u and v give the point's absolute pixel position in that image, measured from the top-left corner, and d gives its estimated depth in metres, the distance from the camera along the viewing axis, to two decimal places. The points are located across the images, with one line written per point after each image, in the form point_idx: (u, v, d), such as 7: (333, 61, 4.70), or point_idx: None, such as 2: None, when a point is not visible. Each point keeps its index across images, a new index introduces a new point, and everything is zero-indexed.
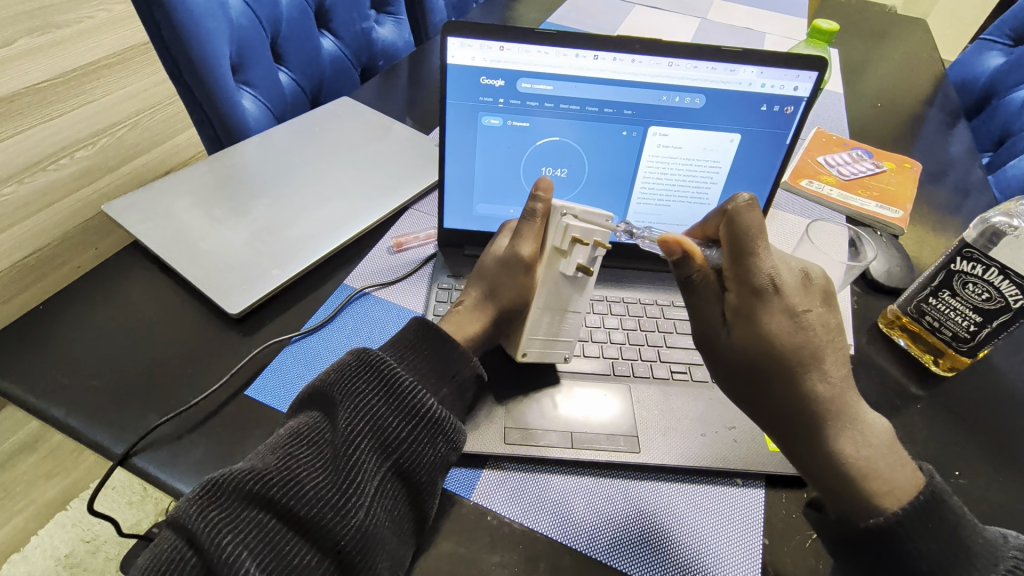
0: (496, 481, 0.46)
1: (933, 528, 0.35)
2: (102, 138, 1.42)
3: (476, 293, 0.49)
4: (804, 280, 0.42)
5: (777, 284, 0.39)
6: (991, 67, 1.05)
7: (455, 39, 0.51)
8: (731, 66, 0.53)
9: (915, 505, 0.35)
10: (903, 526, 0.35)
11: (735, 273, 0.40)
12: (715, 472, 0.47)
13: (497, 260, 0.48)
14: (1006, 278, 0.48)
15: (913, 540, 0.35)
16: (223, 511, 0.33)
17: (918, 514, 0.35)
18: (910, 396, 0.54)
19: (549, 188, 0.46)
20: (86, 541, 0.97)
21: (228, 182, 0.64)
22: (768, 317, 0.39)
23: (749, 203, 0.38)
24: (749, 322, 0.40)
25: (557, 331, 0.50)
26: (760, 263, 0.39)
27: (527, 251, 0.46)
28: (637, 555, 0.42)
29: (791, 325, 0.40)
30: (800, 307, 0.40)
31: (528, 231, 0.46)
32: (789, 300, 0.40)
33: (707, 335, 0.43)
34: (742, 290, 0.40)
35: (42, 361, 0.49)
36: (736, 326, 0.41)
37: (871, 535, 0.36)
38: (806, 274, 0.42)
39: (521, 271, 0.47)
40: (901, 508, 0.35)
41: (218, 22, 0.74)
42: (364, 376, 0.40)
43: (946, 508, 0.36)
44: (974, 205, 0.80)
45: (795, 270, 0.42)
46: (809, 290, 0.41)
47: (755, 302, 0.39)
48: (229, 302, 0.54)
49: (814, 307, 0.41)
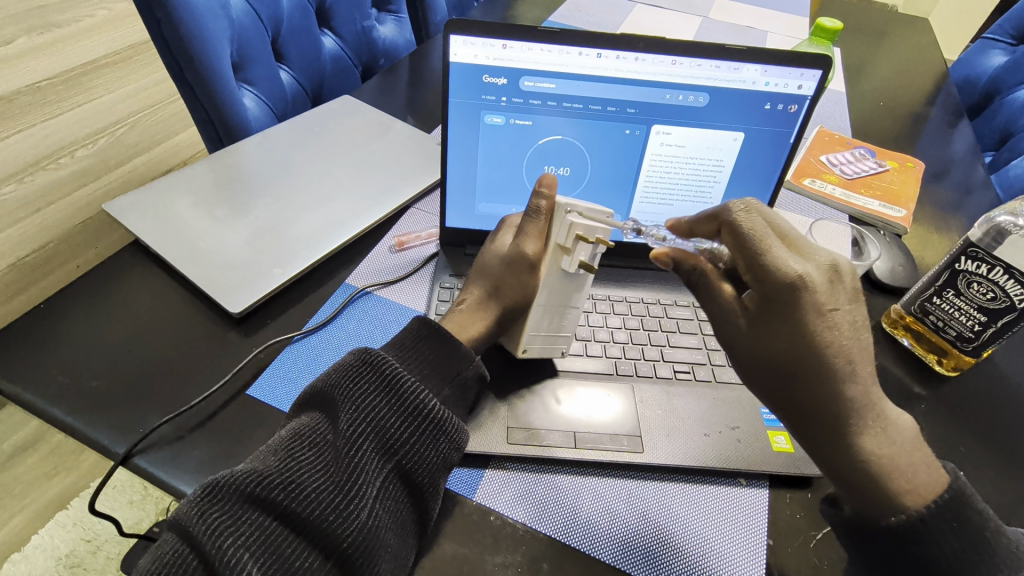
0: (498, 481, 0.45)
1: (957, 527, 0.34)
2: (102, 138, 1.42)
3: (480, 293, 0.49)
4: (833, 276, 0.40)
5: (805, 282, 0.39)
6: (993, 66, 1.04)
7: (457, 37, 0.51)
8: (734, 65, 0.53)
9: (938, 505, 0.35)
10: (926, 525, 0.35)
11: (750, 269, 0.40)
12: (719, 473, 0.47)
13: (502, 258, 0.48)
14: (1011, 277, 0.48)
15: (938, 540, 0.34)
16: (224, 513, 0.33)
17: (941, 513, 0.35)
18: (914, 396, 0.54)
19: (553, 184, 0.46)
20: (87, 541, 0.97)
21: (229, 181, 0.63)
22: (794, 312, 0.39)
23: (743, 210, 0.41)
24: (774, 318, 0.40)
25: (556, 328, 0.50)
26: (777, 261, 0.39)
27: (533, 250, 0.46)
28: (640, 555, 0.42)
29: (817, 317, 0.39)
30: (829, 307, 0.39)
31: (533, 229, 0.46)
32: (819, 293, 0.39)
33: (727, 336, 0.43)
34: (764, 288, 0.40)
35: (43, 361, 0.49)
36: (763, 321, 0.40)
37: (893, 533, 0.35)
38: (835, 268, 0.41)
39: (526, 270, 0.47)
40: (924, 508, 0.35)
41: (219, 21, 0.74)
42: (365, 377, 0.39)
43: (970, 507, 0.35)
44: (977, 204, 0.80)
45: (823, 265, 0.40)
46: (839, 289, 0.40)
47: (787, 306, 0.39)
48: (230, 301, 0.53)
49: (843, 304, 0.40)
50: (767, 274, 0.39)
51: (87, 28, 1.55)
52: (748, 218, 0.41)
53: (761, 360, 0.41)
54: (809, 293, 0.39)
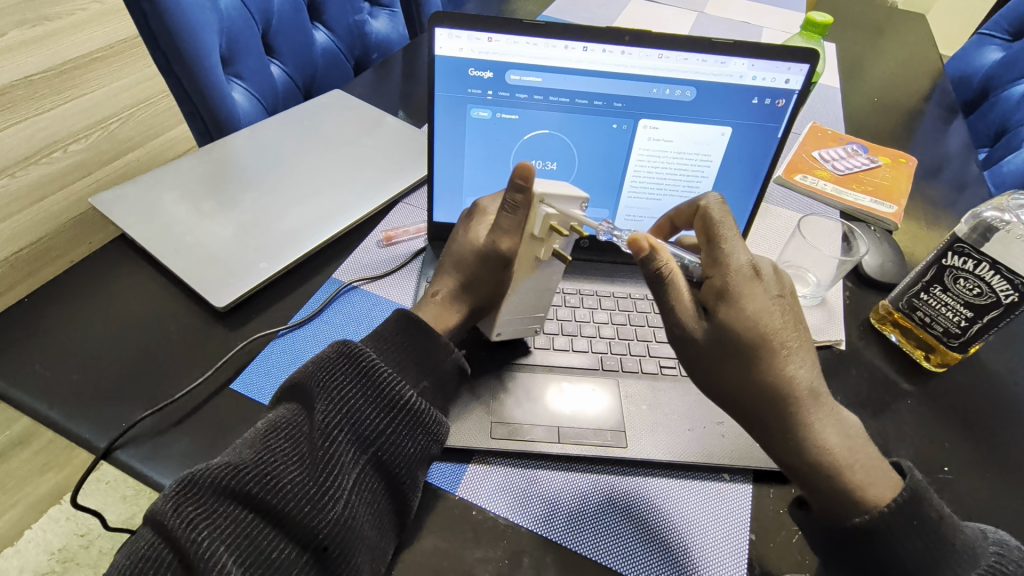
0: (482, 475, 0.45)
1: (917, 524, 0.35)
2: (96, 132, 1.40)
3: (451, 284, 0.48)
4: (777, 275, 0.42)
5: (756, 270, 0.40)
6: (989, 61, 1.04)
7: (441, 30, 0.50)
8: (721, 58, 0.52)
9: (898, 504, 0.36)
10: (886, 525, 0.35)
11: (710, 258, 0.41)
12: (703, 467, 0.47)
13: (477, 252, 0.47)
14: (997, 273, 0.48)
15: (899, 539, 0.35)
16: (199, 507, 0.33)
17: (904, 511, 0.36)
18: (901, 391, 0.54)
19: (528, 174, 0.42)
20: (81, 535, 0.97)
21: (216, 174, 0.63)
22: (750, 299, 0.39)
23: (718, 203, 0.43)
24: (730, 306, 0.39)
25: (531, 311, 0.50)
26: (733, 249, 0.40)
27: (510, 244, 0.45)
28: (623, 551, 0.42)
29: (768, 304, 0.39)
30: (776, 293, 0.40)
31: (508, 222, 0.45)
32: (765, 284, 0.40)
33: (684, 329, 0.39)
34: (724, 275, 0.40)
35: (26, 355, 0.49)
36: (717, 309, 0.39)
37: (856, 532, 0.36)
38: (778, 270, 0.42)
39: (500, 263, 0.46)
40: (887, 507, 0.36)
41: (206, 13, 0.73)
42: (342, 368, 0.39)
43: (927, 505, 0.36)
44: (970, 200, 0.80)
45: (768, 264, 0.42)
46: (782, 281, 0.42)
47: (741, 291, 0.39)
48: (214, 295, 0.53)
49: (789, 295, 0.41)
50: (721, 262, 0.40)
51: (76, 22, 1.57)
52: (721, 210, 0.42)
53: (713, 350, 0.39)
54: (760, 279, 0.40)
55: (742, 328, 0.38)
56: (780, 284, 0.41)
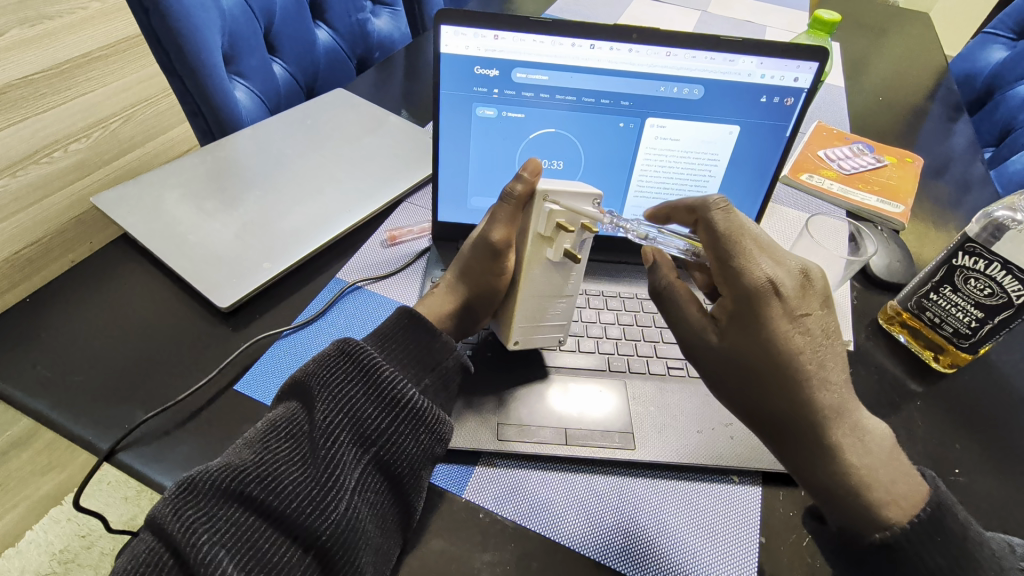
0: (488, 477, 0.45)
1: (941, 541, 0.34)
2: (96, 131, 1.39)
3: (449, 275, 0.50)
4: (803, 283, 0.39)
5: (775, 288, 0.38)
6: (994, 60, 1.04)
7: (447, 28, 0.50)
8: (729, 57, 0.52)
9: (922, 518, 0.34)
10: (909, 539, 0.34)
11: (723, 276, 0.40)
12: (712, 469, 0.46)
13: (472, 244, 0.48)
14: (1009, 273, 0.47)
15: (925, 553, 0.34)
16: (199, 509, 0.32)
17: (928, 525, 0.34)
18: (910, 392, 0.54)
19: (536, 169, 0.44)
20: (81, 536, 0.97)
21: (219, 173, 0.63)
22: (766, 321, 0.38)
23: (721, 207, 0.41)
24: (743, 328, 0.39)
25: (541, 317, 0.49)
26: (749, 267, 0.38)
27: (502, 235, 0.45)
28: (632, 554, 0.41)
29: (787, 326, 0.38)
30: (798, 313, 0.38)
31: (504, 214, 0.45)
32: (786, 303, 0.38)
33: (694, 342, 0.42)
34: (737, 296, 0.39)
35: (28, 356, 0.48)
36: (728, 330, 0.40)
37: (878, 550, 0.34)
38: (806, 274, 0.40)
39: (492, 255, 0.46)
40: (908, 522, 0.34)
41: (208, 11, 0.73)
42: (343, 367, 0.39)
43: (951, 518, 0.34)
44: (977, 200, 0.79)
45: (794, 271, 0.39)
46: (808, 293, 0.39)
47: (756, 314, 0.38)
48: (218, 295, 0.53)
49: (814, 310, 0.39)
50: (735, 282, 0.39)
51: (76, 21, 1.57)
52: (725, 217, 0.40)
53: (721, 362, 0.41)
54: (779, 300, 0.38)
55: (744, 340, 0.39)
56: (804, 297, 0.39)
